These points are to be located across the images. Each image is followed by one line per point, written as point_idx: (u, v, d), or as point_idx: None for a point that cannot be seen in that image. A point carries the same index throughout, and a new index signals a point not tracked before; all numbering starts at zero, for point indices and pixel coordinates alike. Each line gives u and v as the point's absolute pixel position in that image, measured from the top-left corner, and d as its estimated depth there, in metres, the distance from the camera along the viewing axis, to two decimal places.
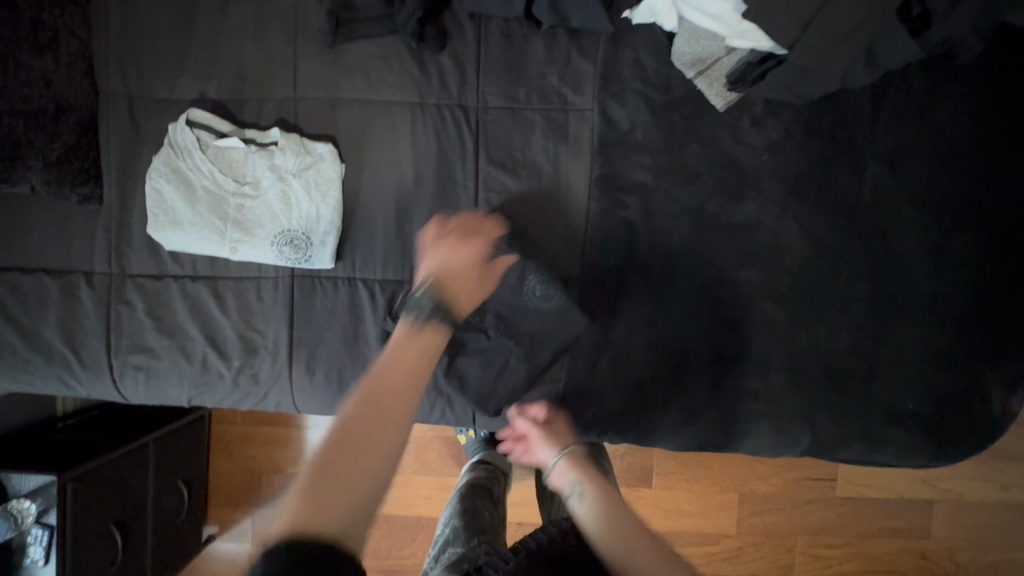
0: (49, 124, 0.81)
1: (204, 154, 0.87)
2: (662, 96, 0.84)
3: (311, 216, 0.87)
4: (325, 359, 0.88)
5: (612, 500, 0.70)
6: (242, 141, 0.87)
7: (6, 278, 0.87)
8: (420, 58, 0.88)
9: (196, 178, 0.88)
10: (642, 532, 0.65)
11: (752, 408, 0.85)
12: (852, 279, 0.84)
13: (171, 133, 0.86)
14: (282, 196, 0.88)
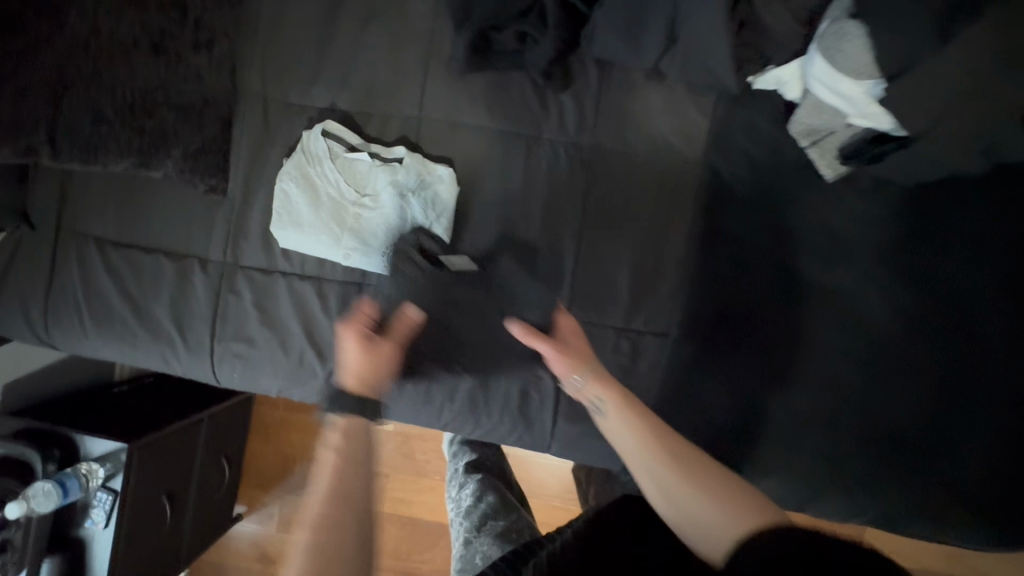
0: (195, 118, 0.86)
1: (333, 163, 0.90)
2: (775, 161, 0.88)
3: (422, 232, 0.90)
4: (416, 370, 0.92)
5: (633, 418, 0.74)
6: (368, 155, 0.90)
7: (125, 254, 0.92)
8: (542, 94, 0.91)
9: (321, 184, 0.91)
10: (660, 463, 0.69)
11: (824, 471, 0.87)
12: (941, 360, 0.86)
13: (305, 139, 0.90)
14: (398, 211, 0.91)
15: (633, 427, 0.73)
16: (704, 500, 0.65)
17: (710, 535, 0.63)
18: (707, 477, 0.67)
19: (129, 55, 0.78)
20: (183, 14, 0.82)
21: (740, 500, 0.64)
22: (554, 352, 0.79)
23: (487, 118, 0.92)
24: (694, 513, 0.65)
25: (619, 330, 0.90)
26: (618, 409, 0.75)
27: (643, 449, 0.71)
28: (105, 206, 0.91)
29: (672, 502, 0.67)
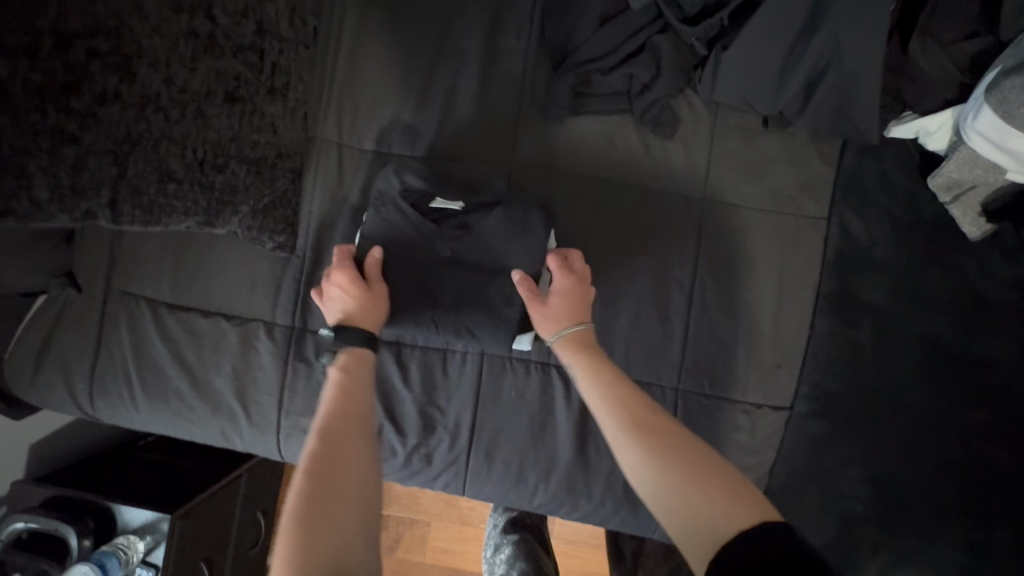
0: (268, 171, 0.78)
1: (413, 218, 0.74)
2: (907, 217, 0.80)
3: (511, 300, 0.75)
4: (508, 448, 0.82)
5: (607, 377, 0.64)
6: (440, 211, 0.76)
7: (183, 319, 0.82)
8: (648, 140, 0.83)
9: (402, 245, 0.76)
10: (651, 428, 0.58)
11: (976, 569, 0.76)
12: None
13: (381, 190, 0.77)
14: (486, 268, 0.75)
15: (614, 393, 0.63)
16: (675, 486, 0.54)
17: (682, 526, 0.52)
18: (677, 456, 0.56)
19: (202, 105, 0.70)
20: (260, 56, 0.74)
21: (725, 485, 0.52)
22: (542, 314, 0.69)
23: (585, 166, 0.83)
24: (663, 501, 0.54)
25: (735, 402, 0.81)
26: (589, 378, 0.65)
27: (618, 421, 0.60)
28: (161, 265, 0.82)
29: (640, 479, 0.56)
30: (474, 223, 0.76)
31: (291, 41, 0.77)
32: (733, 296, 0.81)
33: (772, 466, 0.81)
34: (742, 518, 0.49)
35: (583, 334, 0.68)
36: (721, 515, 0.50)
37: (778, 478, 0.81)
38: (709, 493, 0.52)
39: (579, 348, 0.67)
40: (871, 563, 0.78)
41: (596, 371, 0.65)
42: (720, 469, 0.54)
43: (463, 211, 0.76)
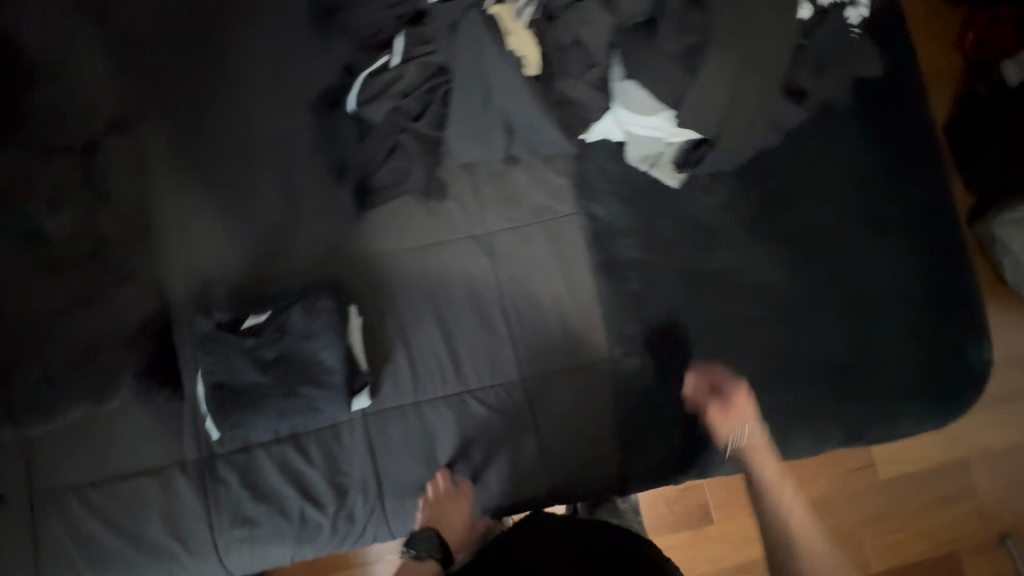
0: (138, 344, 0.96)
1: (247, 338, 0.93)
2: (630, 190, 1.05)
3: (335, 366, 0.94)
4: (412, 482, 0.98)
5: (760, 450, 0.91)
6: (253, 324, 0.94)
7: (105, 489, 0.94)
8: (431, 207, 1.06)
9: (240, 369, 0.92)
10: (783, 479, 0.88)
11: (777, 419, 1.01)
12: (830, 285, 1.04)
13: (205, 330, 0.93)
14: (312, 351, 0.94)
15: (767, 462, 0.90)
16: (824, 561, 0.80)
17: (785, 556, 0.82)
18: (809, 520, 0.85)
19: (67, 311, 0.94)
20: (103, 261, 0.97)
21: (823, 553, 0.81)
22: (722, 416, 0.94)
23: (391, 242, 1.05)
24: (783, 547, 0.83)
25: (568, 370, 1.02)
26: (758, 442, 0.92)
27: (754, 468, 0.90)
28: (71, 454, 0.94)
29: (774, 522, 0.85)
30: (287, 321, 0.95)
31: (127, 240, 0.98)
32: (535, 295, 1.04)
33: (618, 407, 1.02)
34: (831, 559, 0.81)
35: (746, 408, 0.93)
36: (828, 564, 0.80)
37: (625, 413, 1.02)
38: (813, 539, 0.83)
39: (736, 405, 0.94)
40: (714, 446, 1.00)
41: (755, 434, 0.93)
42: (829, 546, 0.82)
43: (271, 317, 0.95)
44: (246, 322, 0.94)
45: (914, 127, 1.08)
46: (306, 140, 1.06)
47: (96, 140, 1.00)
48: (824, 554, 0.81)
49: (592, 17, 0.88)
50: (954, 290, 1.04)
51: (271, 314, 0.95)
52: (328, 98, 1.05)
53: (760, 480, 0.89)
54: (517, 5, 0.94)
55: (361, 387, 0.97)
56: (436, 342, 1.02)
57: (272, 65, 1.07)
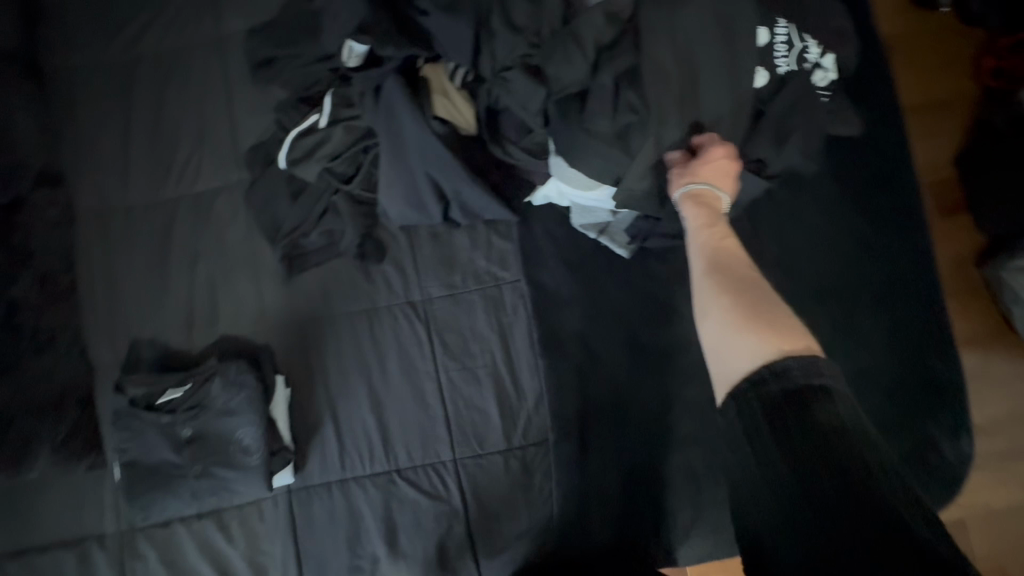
0: (54, 413, 0.93)
1: (163, 413, 0.89)
2: (578, 257, 0.99)
3: (252, 444, 0.90)
4: (333, 566, 0.93)
5: (718, 223, 0.75)
6: (172, 397, 0.90)
7: (20, 562, 0.92)
8: (366, 270, 1.00)
9: (155, 444, 0.89)
10: (748, 272, 0.69)
11: (724, 508, 0.94)
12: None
13: (123, 403, 0.90)
14: (228, 425, 0.90)
15: (704, 231, 0.74)
16: (738, 310, 0.63)
17: (735, 338, 0.61)
18: (752, 305, 0.63)
19: None
20: (20, 326, 0.94)
21: (773, 328, 0.60)
22: (680, 171, 0.79)
23: (323, 306, 1.00)
24: (712, 303, 0.67)
25: (504, 451, 0.95)
26: (704, 224, 0.75)
27: (705, 254, 0.72)
28: None
29: (704, 304, 0.68)
30: (204, 396, 0.91)
31: (45, 304, 0.96)
32: (473, 367, 0.98)
33: (556, 496, 0.93)
34: (789, 348, 0.57)
35: (717, 197, 0.77)
36: (783, 347, 0.57)
37: (564, 503, 0.93)
38: (757, 315, 0.62)
39: (717, 180, 0.77)
40: (656, 538, 0.93)
41: (714, 219, 0.75)
42: (790, 318, 0.61)
43: (190, 390, 0.91)
44: (167, 393, 0.90)
45: (887, 194, 1.01)
46: (241, 197, 1.02)
47: (23, 200, 0.99)
48: (737, 315, 0.63)
49: (515, 87, 0.81)
50: (929, 376, 0.95)
51: (188, 389, 0.91)
52: (262, 154, 1.01)
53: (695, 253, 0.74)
54: (448, 68, 0.88)
55: (282, 464, 0.92)
56: (367, 415, 0.97)
57: (210, 120, 1.04)
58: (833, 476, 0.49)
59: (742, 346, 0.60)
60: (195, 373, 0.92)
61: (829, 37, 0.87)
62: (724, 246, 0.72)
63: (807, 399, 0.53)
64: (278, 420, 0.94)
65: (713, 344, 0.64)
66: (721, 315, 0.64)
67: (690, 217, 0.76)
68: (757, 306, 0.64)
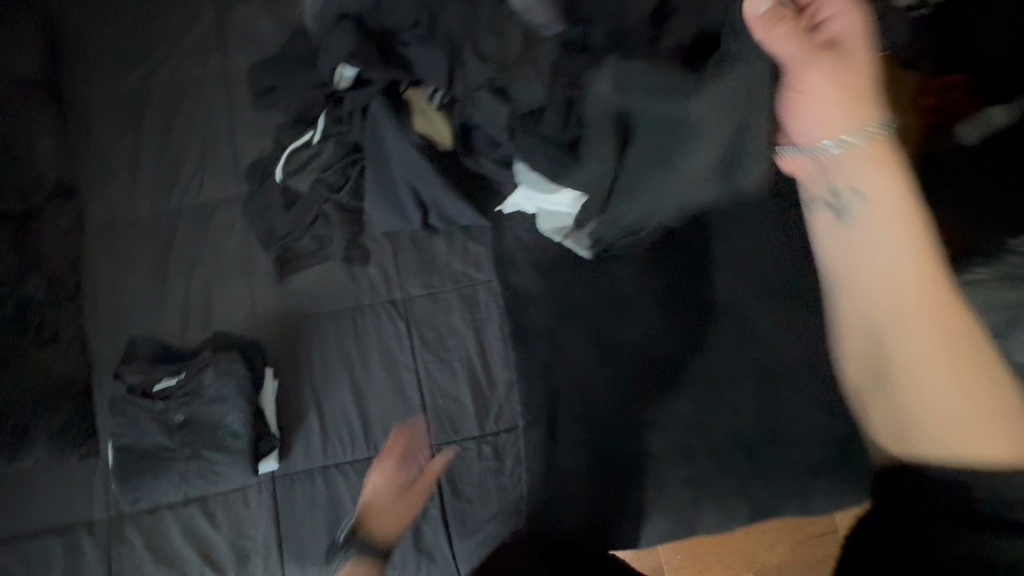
0: (53, 403, 0.98)
1: (156, 400, 0.96)
2: (545, 258, 1.08)
3: (240, 430, 0.96)
4: (314, 548, 0.98)
5: (885, 178, 0.57)
6: (166, 386, 0.97)
7: (11, 548, 0.95)
8: (352, 272, 1.10)
9: (148, 430, 0.95)
10: (919, 237, 0.54)
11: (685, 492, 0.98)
12: (747, 356, 1.02)
13: (120, 391, 0.96)
14: (218, 411, 0.97)
15: (888, 192, 0.56)
16: (934, 340, 0.52)
17: (908, 392, 0.53)
18: (958, 341, 0.52)
19: None
20: (27, 321, 1.00)
21: (980, 395, 0.51)
22: (807, 53, 0.61)
23: (311, 305, 1.09)
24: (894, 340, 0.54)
25: (477, 437, 1.02)
26: (875, 163, 0.57)
27: (882, 235, 0.55)
28: None
29: (882, 319, 0.54)
30: (197, 385, 0.97)
31: (52, 302, 1.02)
32: (449, 360, 1.06)
33: (524, 477, 1.00)
34: (988, 393, 0.51)
35: (876, 125, 0.57)
36: (969, 407, 0.51)
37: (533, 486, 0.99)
38: (962, 361, 0.51)
39: (854, 93, 0.58)
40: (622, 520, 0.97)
41: (886, 165, 0.57)
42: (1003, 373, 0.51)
43: (182, 380, 0.97)
44: (162, 381, 0.97)
45: None
46: (239, 207, 1.13)
47: (38, 207, 1.06)
48: (932, 347, 0.52)
49: (484, 105, 0.95)
50: None
51: (183, 378, 0.98)
52: (259, 169, 1.12)
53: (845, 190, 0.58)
54: (427, 90, 0.99)
55: (268, 450, 0.98)
56: (350, 405, 1.04)
57: (215, 140, 1.15)
58: (938, 514, 0.53)
59: (954, 409, 0.52)
60: (189, 364, 1.00)
61: None
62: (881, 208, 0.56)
63: (976, 470, 0.51)
64: (264, 409, 1.00)
65: (874, 366, 0.56)
66: (910, 349, 0.53)
67: (848, 173, 0.58)
68: (961, 336, 0.52)
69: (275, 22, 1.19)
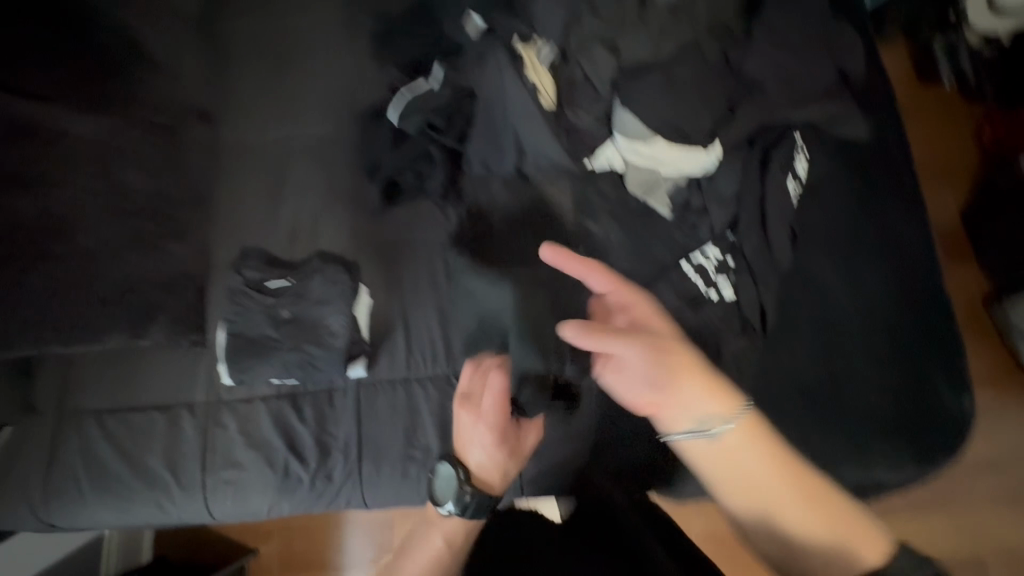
0: (178, 289, 1.08)
1: (271, 296, 1.07)
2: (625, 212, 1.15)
3: (340, 330, 1.05)
4: (389, 452, 1.04)
5: (755, 439, 0.74)
6: (281, 284, 1.09)
7: (121, 417, 1.05)
8: (445, 209, 1.19)
9: (260, 321, 1.06)
10: (760, 446, 0.73)
11: None
12: (814, 321, 1.10)
13: (241, 284, 1.08)
14: (321, 313, 1.06)
15: (742, 437, 0.73)
16: (800, 503, 0.72)
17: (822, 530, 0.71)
18: (811, 494, 0.72)
19: (122, 253, 1.05)
20: (166, 218, 1.11)
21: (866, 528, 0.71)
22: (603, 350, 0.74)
23: (407, 234, 1.18)
24: (752, 498, 0.74)
25: None
26: (750, 432, 0.74)
27: (748, 478, 0.74)
28: (99, 382, 1.06)
29: (766, 512, 0.73)
30: (306, 288, 1.08)
31: (185, 204, 1.14)
32: None
33: (593, 410, 1.07)
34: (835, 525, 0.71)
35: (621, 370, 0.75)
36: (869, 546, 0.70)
37: (603, 412, 1.07)
38: (823, 513, 0.71)
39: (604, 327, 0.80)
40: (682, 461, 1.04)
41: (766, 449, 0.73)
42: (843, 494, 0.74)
43: (294, 282, 1.09)
44: (276, 280, 1.09)
45: (887, 185, 1.16)
46: (351, 142, 1.24)
47: (181, 123, 1.19)
48: (806, 510, 0.72)
49: (597, 58, 1.06)
50: (934, 340, 1.07)
51: (293, 281, 1.09)
52: (373, 110, 1.23)
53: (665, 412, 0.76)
54: (538, 47, 1.09)
55: (358, 355, 1.06)
56: (436, 328, 1.12)
57: (334, 81, 1.28)
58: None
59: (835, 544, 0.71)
60: (299, 271, 1.11)
61: (838, 51, 1.11)
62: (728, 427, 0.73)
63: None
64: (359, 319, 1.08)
65: (774, 541, 0.74)
66: (791, 511, 0.72)
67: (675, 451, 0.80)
68: (808, 484, 0.73)
69: None
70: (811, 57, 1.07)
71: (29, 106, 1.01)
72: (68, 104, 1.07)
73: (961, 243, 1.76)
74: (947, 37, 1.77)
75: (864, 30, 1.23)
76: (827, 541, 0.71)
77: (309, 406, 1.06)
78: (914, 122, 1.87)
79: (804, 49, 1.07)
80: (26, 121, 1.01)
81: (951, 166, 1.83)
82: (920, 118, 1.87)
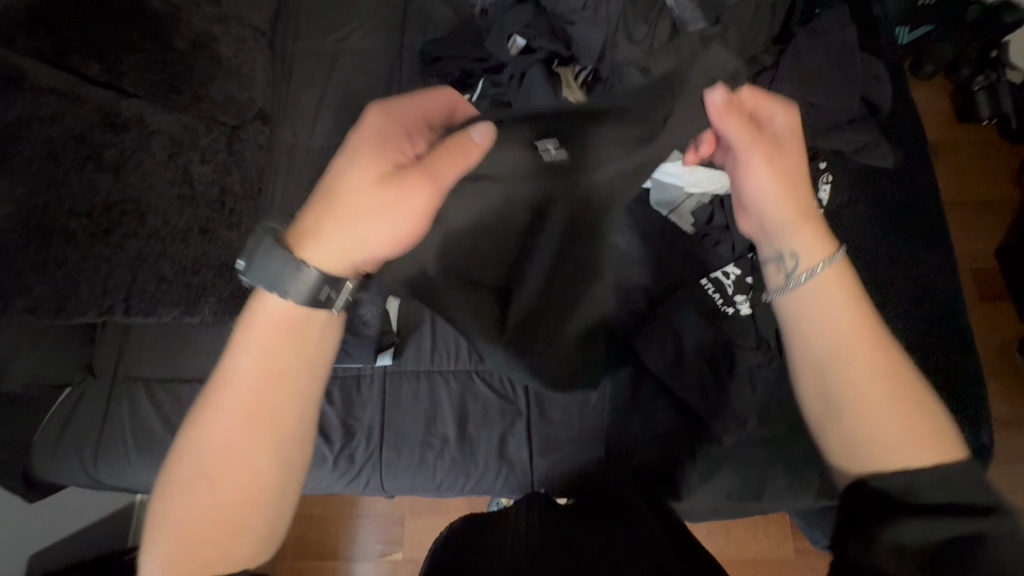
0: (229, 274, 1.16)
1: None
2: (649, 226, 1.18)
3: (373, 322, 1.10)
4: (409, 439, 1.10)
5: (842, 292, 0.78)
6: None
7: (170, 388, 1.14)
8: None
9: None
10: (853, 309, 0.77)
11: (756, 453, 1.07)
12: None
13: None
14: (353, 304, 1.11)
15: (837, 285, 0.78)
16: (875, 368, 0.73)
17: (888, 408, 0.72)
18: (897, 382, 0.73)
19: (184, 236, 1.13)
20: (223, 205, 1.19)
21: (930, 436, 0.71)
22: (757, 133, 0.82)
23: None
24: (833, 358, 0.75)
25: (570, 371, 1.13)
26: (839, 283, 0.78)
27: (816, 326, 0.77)
28: (151, 354, 1.16)
29: (849, 380, 0.74)
30: None
31: (243, 196, 1.23)
32: None
33: (606, 413, 1.11)
34: (901, 415, 0.71)
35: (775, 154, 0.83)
36: (924, 449, 0.70)
37: (615, 417, 1.11)
38: (911, 408, 0.72)
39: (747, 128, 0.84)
40: (691, 468, 1.07)
41: (851, 302, 0.77)
42: (920, 386, 0.74)
43: None
44: None
45: (913, 216, 1.17)
46: None
47: (243, 122, 1.27)
48: (895, 411, 0.71)
49: (629, 77, 1.10)
50: (956, 371, 1.06)
51: None
52: None
53: (770, 226, 0.84)
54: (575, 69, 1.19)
55: (387, 345, 1.13)
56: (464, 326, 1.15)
57: (385, 93, 1.38)
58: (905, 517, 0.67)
59: (890, 429, 0.71)
60: None
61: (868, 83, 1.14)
62: (825, 266, 0.78)
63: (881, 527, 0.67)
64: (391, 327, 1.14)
65: (833, 387, 0.75)
66: (867, 368, 0.73)
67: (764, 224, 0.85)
68: (895, 369, 0.74)
69: (449, 9, 1.43)
70: (840, 89, 1.11)
71: (115, 99, 1.11)
72: (148, 100, 1.16)
73: (992, 282, 1.74)
74: (989, 76, 1.79)
75: (896, 65, 1.26)
76: (911, 451, 0.70)
77: (337, 390, 1.13)
78: (948, 158, 1.87)
79: (834, 81, 1.11)
80: (111, 111, 1.10)
81: (986, 205, 1.81)
82: (955, 155, 1.87)
